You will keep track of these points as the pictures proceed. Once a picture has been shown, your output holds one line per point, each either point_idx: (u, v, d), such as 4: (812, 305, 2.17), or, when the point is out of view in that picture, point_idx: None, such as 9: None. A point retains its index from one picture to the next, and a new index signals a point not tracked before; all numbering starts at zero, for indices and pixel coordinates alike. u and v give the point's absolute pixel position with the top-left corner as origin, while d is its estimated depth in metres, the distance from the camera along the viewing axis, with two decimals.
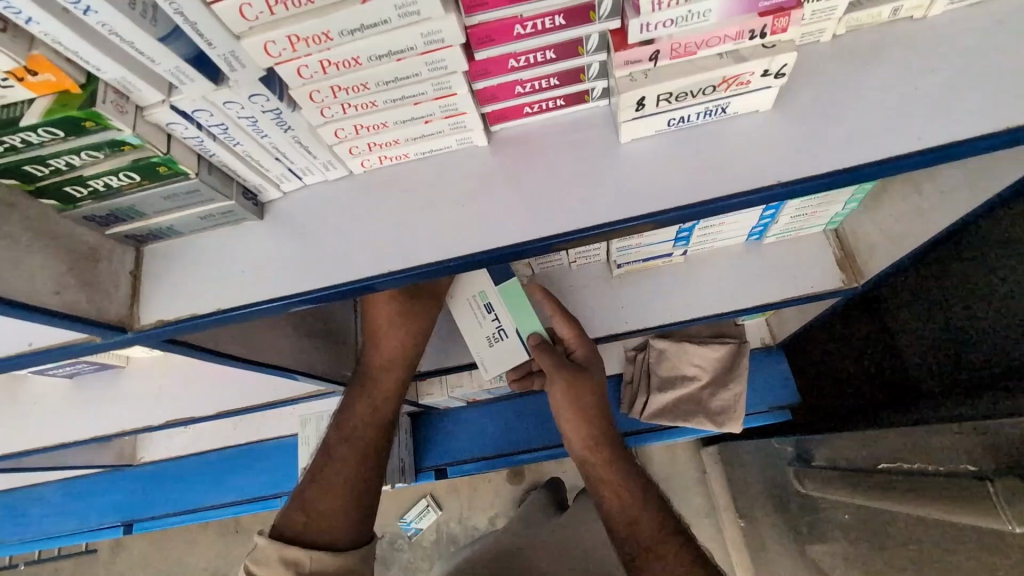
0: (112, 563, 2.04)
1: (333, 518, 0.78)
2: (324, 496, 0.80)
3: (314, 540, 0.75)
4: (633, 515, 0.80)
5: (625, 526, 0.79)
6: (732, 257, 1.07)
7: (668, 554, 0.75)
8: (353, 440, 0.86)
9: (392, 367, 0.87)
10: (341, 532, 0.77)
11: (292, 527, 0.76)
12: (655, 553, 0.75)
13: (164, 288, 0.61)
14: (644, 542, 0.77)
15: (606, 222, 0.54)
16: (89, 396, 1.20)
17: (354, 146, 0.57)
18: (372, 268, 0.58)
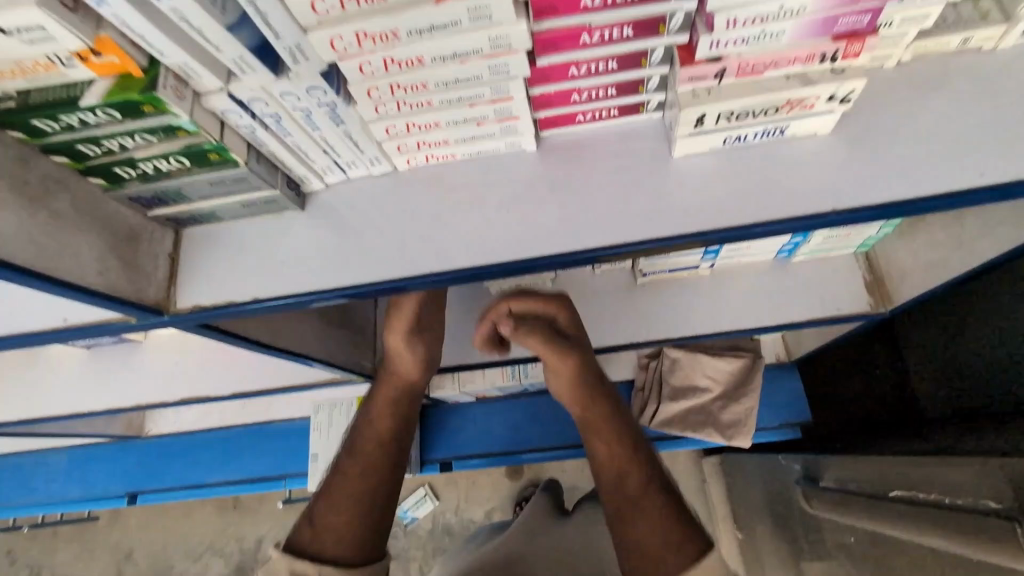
0: (111, 530, 2.05)
1: (338, 530, 0.65)
2: (331, 508, 0.67)
3: (318, 550, 0.63)
4: (620, 460, 0.69)
5: (612, 472, 0.68)
6: (757, 274, 1.07)
7: (650, 510, 0.63)
8: (358, 453, 0.74)
9: (386, 382, 0.80)
10: (351, 544, 0.64)
11: (300, 533, 0.65)
12: (637, 504, 0.64)
13: (201, 273, 0.60)
14: (627, 495, 0.66)
15: (653, 239, 0.53)
16: (103, 367, 1.20)
17: (403, 143, 0.56)
18: (408, 270, 0.57)
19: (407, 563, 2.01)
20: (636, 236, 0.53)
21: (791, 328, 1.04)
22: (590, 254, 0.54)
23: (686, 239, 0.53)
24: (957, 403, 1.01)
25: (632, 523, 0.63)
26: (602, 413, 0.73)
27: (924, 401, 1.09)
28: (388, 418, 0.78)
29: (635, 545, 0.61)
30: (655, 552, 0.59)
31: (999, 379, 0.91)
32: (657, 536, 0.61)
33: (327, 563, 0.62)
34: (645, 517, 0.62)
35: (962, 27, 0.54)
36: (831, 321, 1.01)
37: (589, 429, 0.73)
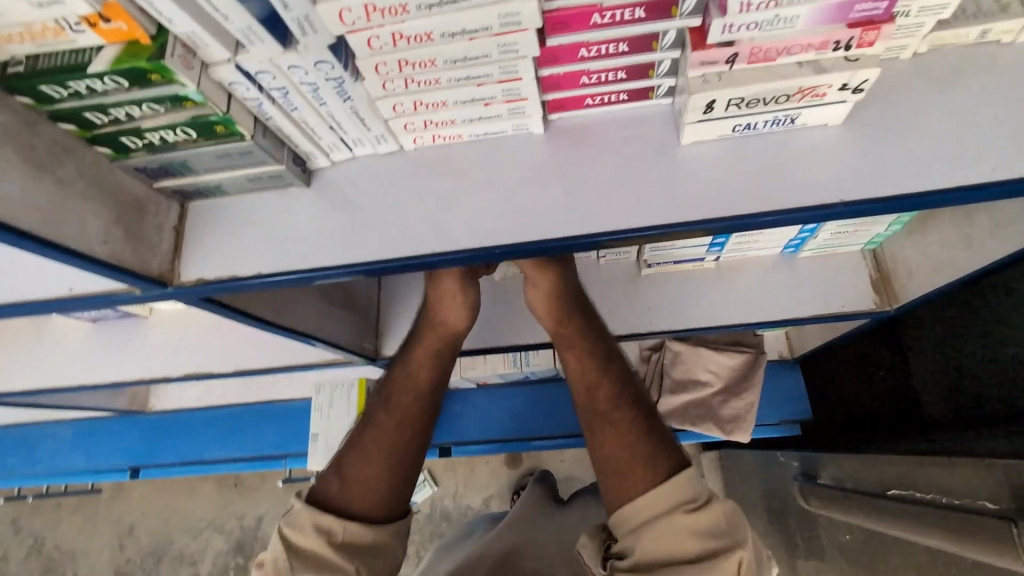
0: (113, 503, 2.08)
1: (365, 485, 0.68)
2: (357, 462, 0.70)
3: (345, 504, 0.67)
4: (593, 379, 0.71)
5: (585, 391, 0.71)
6: (762, 269, 1.07)
7: (621, 423, 0.66)
8: (391, 405, 0.76)
9: (430, 332, 0.80)
10: (373, 499, 0.67)
11: (326, 488, 0.68)
12: (608, 419, 0.67)
13: (205, 247, 0.61)
14: (599, 408, 0.69)
15: (656, 225, 0.53)
16: (109, 341, 1.21)
17: (410, 122, 0.56)
18: (410, 249, 0.57)
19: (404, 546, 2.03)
20: (641, 222, 0.53)
21: (795, 323, 1.04)
22: (596, 237, 0.54)
23: (691, 226, 0.52)
24: (953, 406, 0.99)
25: (601, 439, 0.66)
26: (574, 334, 0.75)
27: (921, 403, 1.08)
28: (428, 369, 0.79)
29: (604, 459, 0.64)
30: (623, 466, 0.62)
31: (999, 383, 0.90)
32: (624, 448, 0.64)
33: (353, 517, 0.66)
34: (614, 432, 0.65)
35: (982, 18, 0.53)
36: (834, 317, 1.01)
37: (565, 348, 0.75)
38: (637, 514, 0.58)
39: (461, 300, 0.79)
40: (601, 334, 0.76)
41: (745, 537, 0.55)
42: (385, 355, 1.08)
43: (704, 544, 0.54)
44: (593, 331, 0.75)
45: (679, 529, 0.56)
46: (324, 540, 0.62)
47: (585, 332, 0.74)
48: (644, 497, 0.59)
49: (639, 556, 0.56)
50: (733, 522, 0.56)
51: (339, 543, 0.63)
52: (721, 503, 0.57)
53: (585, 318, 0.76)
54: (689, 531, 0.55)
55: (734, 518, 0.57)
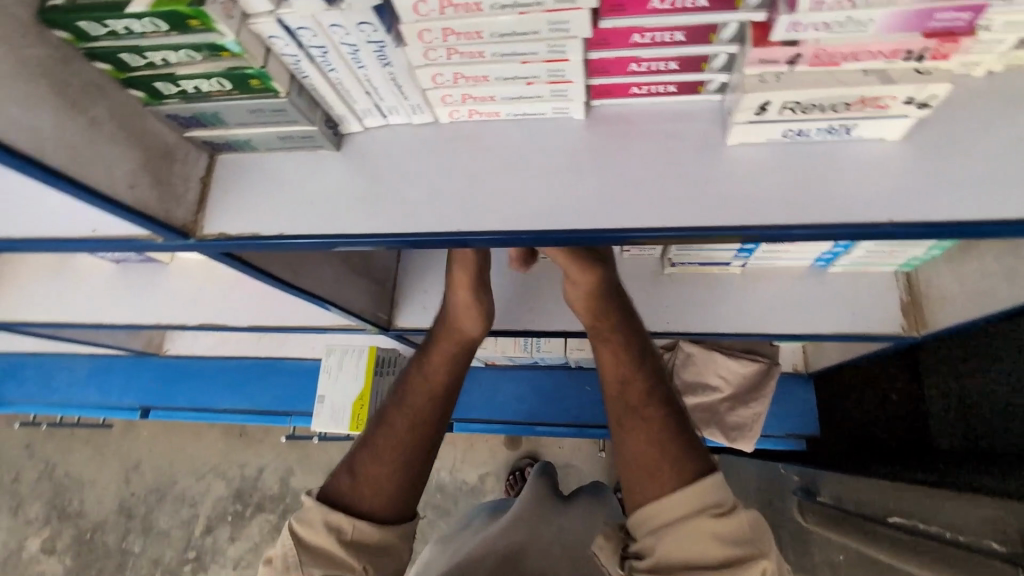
0: (122, 439, 2.15)
1: (375, 483, 0.68)
2: (370, 461, 0.70)
3: (356, 504, 0.67)
4: (625, 374, 0.69)
5: (615, 387, 0.69)
6: (788, 280, 1.04)
7: (651, 419, 0.65)
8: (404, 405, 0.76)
9: (447, 338, 0.81)
10: (383, 497, 0.67)
11: (338, 487, 0.69)
12: (638, 414, 0.66)
13: (229, 202, 0.60)
14: (630, 402, 0.67)
15: (687, 227, 0.51)
16: (128, 283, 1.22)
17: (448, 94, 0.54)
18: (433, 226, 0.56)
19: None
20: (673, 222, 0.51)
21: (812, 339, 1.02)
22: (627, 233, 0.52)
23: (727, 231, 0.50)
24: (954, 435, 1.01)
25: (630, 435, 0.64)
26: (609, 328, 0.73)
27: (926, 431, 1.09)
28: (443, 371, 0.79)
29: (631, 454, 0.63)
30: (650, 463, 0.61)
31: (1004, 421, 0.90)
32: (653, 445, 0.62)
33: (364, 517, 0.66)
34: (643, 428, 0.64)
35: None
36: (854, 338, 0.99)
37: (598, 340, 0.73)
38: (660, 512, 0.58)
39: (474, 308, 0.81)
40: (637, 333, 0.74)
41: (769, 548, 0.55)
42: (397, 326, 1.09)
43: (725, 552, 0.54)
44: (629, 327, 0.73)
45: (703, 533, 0.55)
46: (335, 539, 0.63)
47: (621, 328, 0.73)
48: (668, 495, 0.58)
49: (660, 557, 0.56)
50: (757, 532, 0.56)
51: (348, 541, 0.63)
52: (744, 510, 0.57)
53: (623, 316, 0.74)
54: (713, 535, 0.55)
55: (758, 527, 0.56)
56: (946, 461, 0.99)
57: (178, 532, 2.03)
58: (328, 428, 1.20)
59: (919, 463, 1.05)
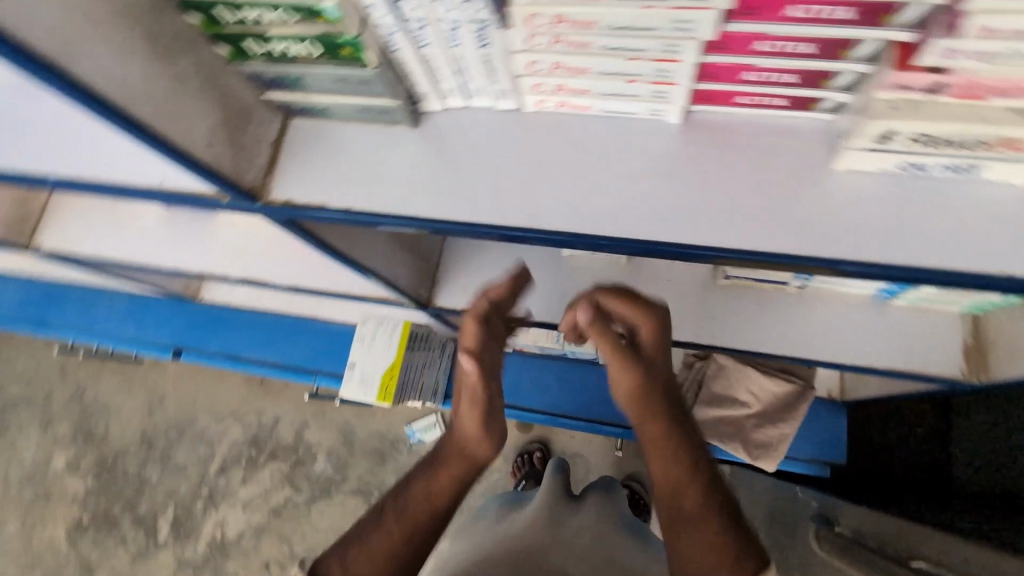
0: (150, 375, 2.21)
1: None
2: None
3: None
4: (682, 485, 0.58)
5: (666, 495, 0.59)
6: (848, 308, 0.99)
7: (702, 534, 0.55)
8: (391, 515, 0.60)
9: (450, 453, 0.63)
10: None
11: None
12: (695, 532, 0.56)
13: (296, 168, 0.59)
14: (687, 516, 0.56)
15: (779, 252, 0.48)
16: (175, 228, 1.23)
17: (540, 83, 0.51)
18: (508, 218, 0.54)
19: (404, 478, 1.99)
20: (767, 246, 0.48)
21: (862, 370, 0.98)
22: (715, 251, 0.49)
23: (824, 263, 0.47)
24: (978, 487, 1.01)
25: (681, 551, 0.56)
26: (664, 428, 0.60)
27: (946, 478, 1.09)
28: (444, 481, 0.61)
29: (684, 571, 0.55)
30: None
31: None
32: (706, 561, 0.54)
33: None
34: (697, 542, 0.55)
35: None
36: (908, 376, 0.95)
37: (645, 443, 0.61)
38: None
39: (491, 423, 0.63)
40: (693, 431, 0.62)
41: None
42: (437, 305, 1.10)
43: None
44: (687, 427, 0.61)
45: None
46: None
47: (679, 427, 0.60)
48: None
49: None
50: None
51: None
52: None
53: (679, 412, 0.62)
54: None
55: None
56: (973, 508, 0.99)
57: (194, 468, 2.09)
58: (356, 397, 1.21)
59: (951, 503, 1.05)
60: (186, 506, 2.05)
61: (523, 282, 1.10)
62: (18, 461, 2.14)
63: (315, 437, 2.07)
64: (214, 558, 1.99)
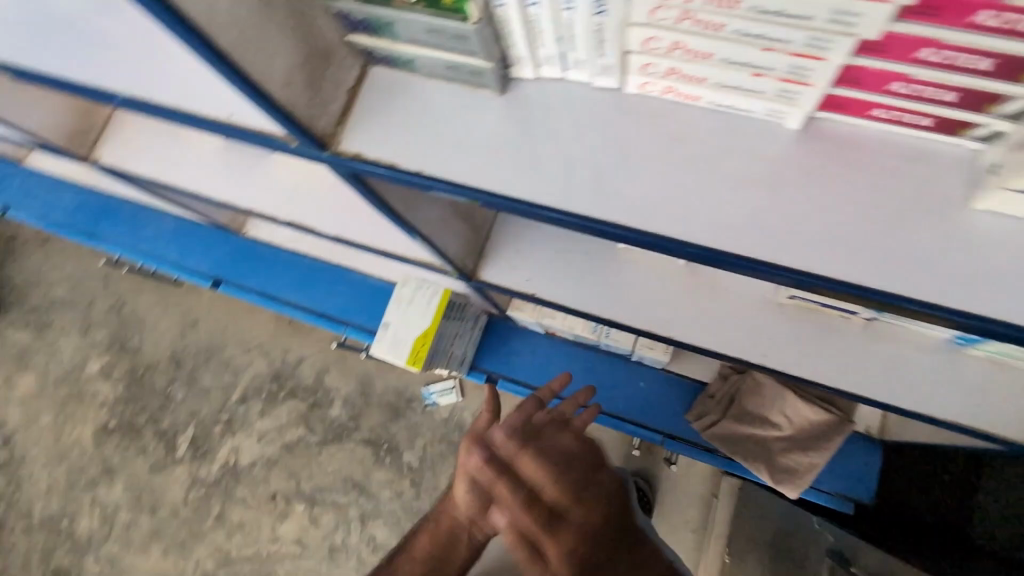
0: (186, 298, 2.26)
1: None
2: None
3: None
4: None
5: None
6: (914, 350, 0.92)
7: None
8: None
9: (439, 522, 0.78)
10: None
11: None
12: None
13: (371, 121, 0.55)
14: None
15: (877, 288, 0.47)
16: (231, 161, 1.22)
17: (651, 64, 0.47)
18: (598, 209, 0.52)
19: (414, 437, 2.02)
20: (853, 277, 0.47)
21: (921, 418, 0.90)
22: (796, 274, 0.48)
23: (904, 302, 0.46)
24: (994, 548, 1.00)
25: None
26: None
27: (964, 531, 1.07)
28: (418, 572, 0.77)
29: None
30: None
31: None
32: None
33: None
34: None
35: None
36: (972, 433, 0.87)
37: None
38: None
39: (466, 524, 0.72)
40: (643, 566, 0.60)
41: None
42: (480, 279, 1.09)
43: None
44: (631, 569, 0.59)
45: None
46: None
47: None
48: None
49: None
50: None
51: None
52: None
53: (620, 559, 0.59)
54: None
55: None
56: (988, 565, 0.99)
57: (217, 393, 2.15)
58: (386, 358, 1.20)
59: (958, 557, 1.04)
60: (206, 428, 2.13)
61: (575, 269, 1.06)
62: (57, 359, 2.24)
63: (335, 383, 2.10)
64: (226, 481, 2.07)
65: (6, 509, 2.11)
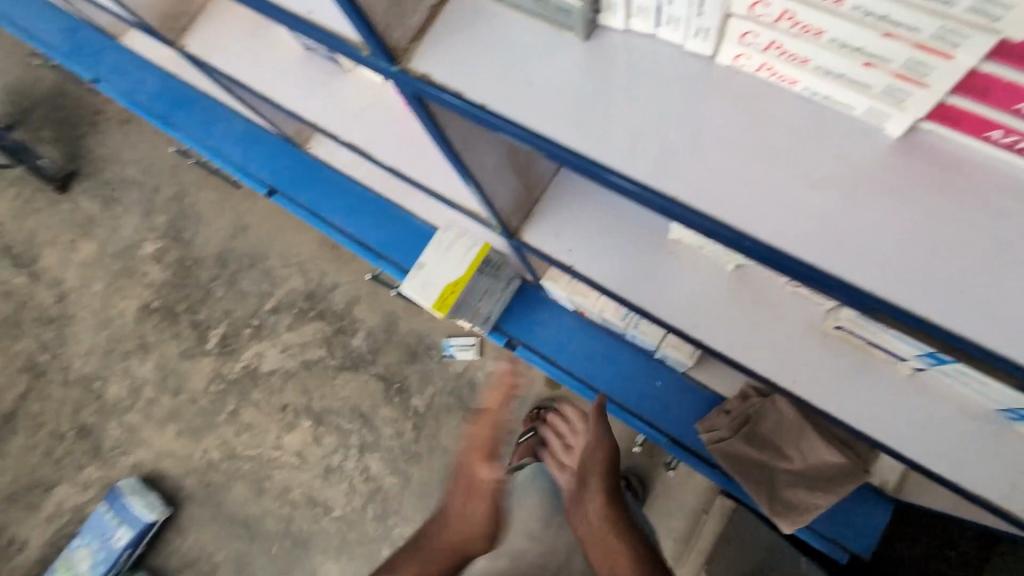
0: (242, 201, 2.33)
1: None
2: None
3: None
4: None
5: None
6: (959, 415, 0.83)
7: None
8: None
9: None
10: None
11: None
12: None
13: (449, 44, 0.54)
14: None
15: (945, 325, 0.43)
16: (307, 72, 1.22)
17: (755, 33, 0.44)
18: (661, 182, 0.49)
19: (425, 383, 2.07)
20: (917, 305, 0.43)
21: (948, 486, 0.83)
22: (854, 291, 0.44)
23: (966, 344, 0.42)
24: None
25: None
26: None
27: None
28: None
29: None
30: None
31: None
32: None
33: None
34: None
35: None
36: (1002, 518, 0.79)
37: None
38: None
39: None
40: None
41: None
42: (521, 239, 1.08)
43: None
44: None
45: None
46: None
47: None
48: None
49: None
50: None
51: None
52: None
53: None
54: None
55: None
56: None
57: (252, 299, 2.24)
58: (415, 297, 1.21)
59: None
60: (236, 329, 2.22)
61: (621, 250, 1.03)
62: (116, 234, 2.37)
63: (362, 313, 2.15)
64: (244, 382, 2.17)
65: (50, 360, 2.29)
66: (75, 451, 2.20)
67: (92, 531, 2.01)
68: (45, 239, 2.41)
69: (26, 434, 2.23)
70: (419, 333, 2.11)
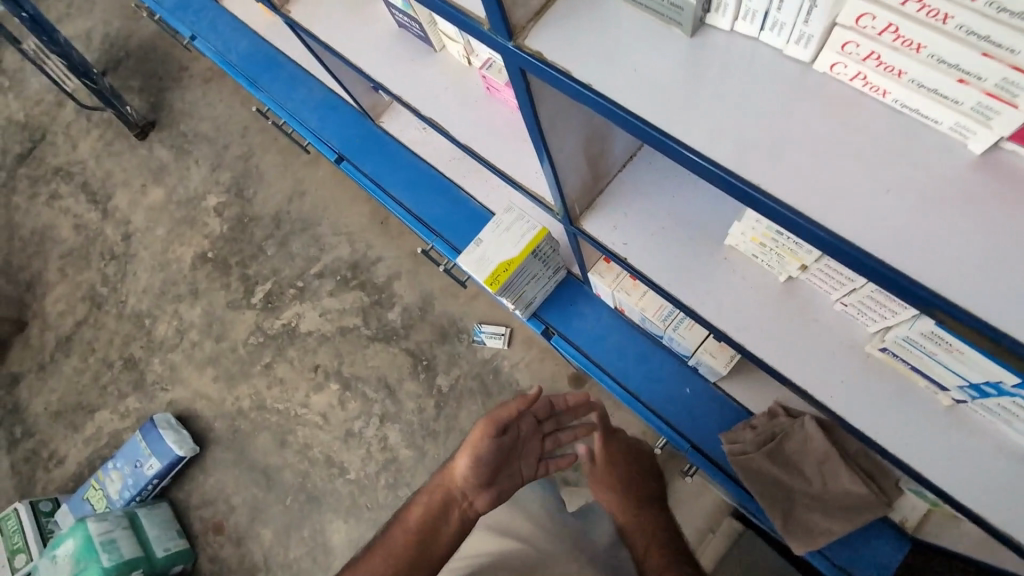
0: (304, 167, 2.44)
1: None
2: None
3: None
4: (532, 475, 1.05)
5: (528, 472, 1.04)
6: (991, 449, 0.85)
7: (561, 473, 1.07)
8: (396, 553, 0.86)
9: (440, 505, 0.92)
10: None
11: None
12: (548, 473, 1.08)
13: (563, 27, 0.60)
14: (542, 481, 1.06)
15: (1005, 330, 0.45)
16: (395, 48, 1.30)
17: (855, 44, 0.49)
18: (746, 170, 0.53)
19: (453, 362, 2.13)
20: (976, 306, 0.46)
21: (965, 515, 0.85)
22: (917, 289, 0.47)
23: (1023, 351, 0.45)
24: None
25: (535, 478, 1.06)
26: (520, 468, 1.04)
27: None
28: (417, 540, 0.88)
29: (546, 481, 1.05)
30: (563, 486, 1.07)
31: None
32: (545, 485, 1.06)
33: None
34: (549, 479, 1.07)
35: None
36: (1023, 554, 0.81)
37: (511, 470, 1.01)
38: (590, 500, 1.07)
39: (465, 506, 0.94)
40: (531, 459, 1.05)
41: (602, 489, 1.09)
42: (579, 226, 1.13)
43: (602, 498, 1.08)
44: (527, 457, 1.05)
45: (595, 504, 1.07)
46: None
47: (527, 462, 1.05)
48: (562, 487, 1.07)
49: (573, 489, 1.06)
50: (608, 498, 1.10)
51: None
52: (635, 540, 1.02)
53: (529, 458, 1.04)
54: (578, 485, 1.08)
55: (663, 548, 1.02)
56: None
57: (300, 262, 2.35)
58: (468, 269, 1.27)
59: None
60: (281, 287, 2.33)
61: (675, 250, 1.07)
62: (185, 183, 2.52)
63: (402, 288, 2.23)
64: (282, 338, 2.28)
65: (109, 292, 2.45)
66: (120, 380, 2.35)
67: (123, 456, 2.11)
68: (120, 181, 2.57)
69: (79, 357, 2.39)
70: (454, 315, 2.18)
